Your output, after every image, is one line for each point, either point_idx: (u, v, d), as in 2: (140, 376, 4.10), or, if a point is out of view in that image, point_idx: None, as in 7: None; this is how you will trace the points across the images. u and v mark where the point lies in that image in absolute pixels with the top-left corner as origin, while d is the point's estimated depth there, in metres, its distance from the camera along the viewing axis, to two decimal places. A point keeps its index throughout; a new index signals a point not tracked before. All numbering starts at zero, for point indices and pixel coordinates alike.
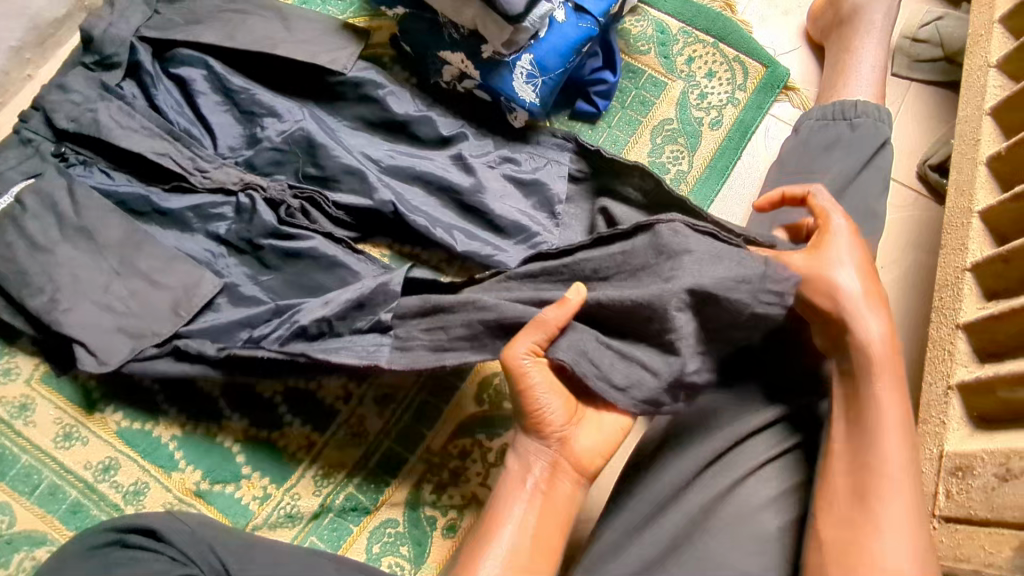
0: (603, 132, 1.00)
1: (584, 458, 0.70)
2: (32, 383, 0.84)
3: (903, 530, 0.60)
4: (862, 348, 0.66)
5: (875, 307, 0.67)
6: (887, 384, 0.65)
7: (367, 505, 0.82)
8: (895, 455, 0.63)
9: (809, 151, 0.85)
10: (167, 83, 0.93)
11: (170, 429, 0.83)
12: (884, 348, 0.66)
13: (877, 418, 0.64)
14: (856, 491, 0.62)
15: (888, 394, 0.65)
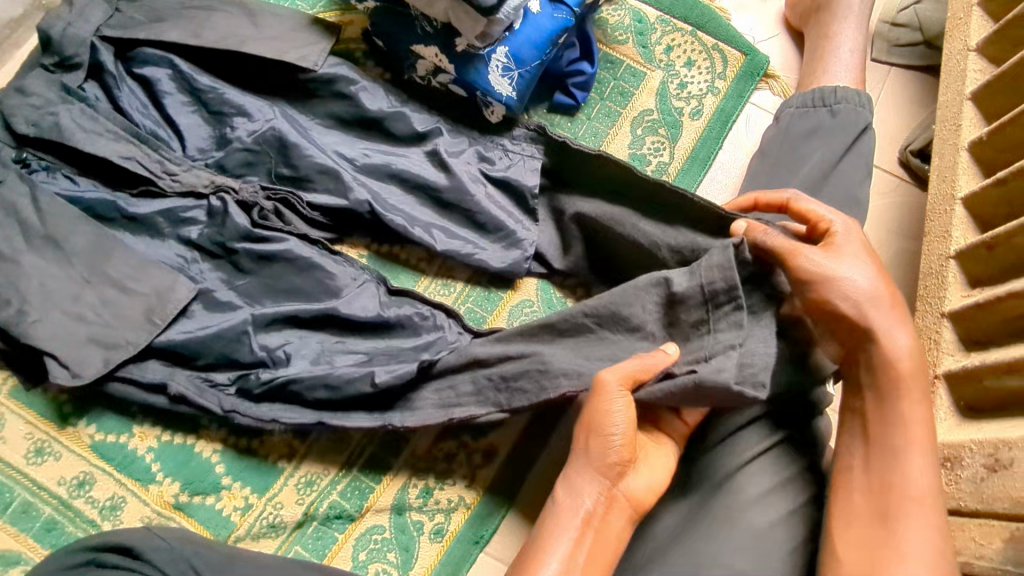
0: (583, 124, 0.98)
1: (641, 500, 0.66)
2: (0, 398, 0.81)
3: (926, 551, 0.59)
4: (888, 362, 0.64)
5: (897, 318, 0.65)
6: (912, 401, 0.64)
7: (352, 512, 0.80)
8: (921, 473, 0.62)
9: (790, 139, 0.84)
10: (131, 84, 0.90)
11: (146, 441, 0.81)
12: (911, 362, 0.64)
13: (903, 436, 0.63)
14: (880, 510, 0.61)
15: (915, 411, 0.64)
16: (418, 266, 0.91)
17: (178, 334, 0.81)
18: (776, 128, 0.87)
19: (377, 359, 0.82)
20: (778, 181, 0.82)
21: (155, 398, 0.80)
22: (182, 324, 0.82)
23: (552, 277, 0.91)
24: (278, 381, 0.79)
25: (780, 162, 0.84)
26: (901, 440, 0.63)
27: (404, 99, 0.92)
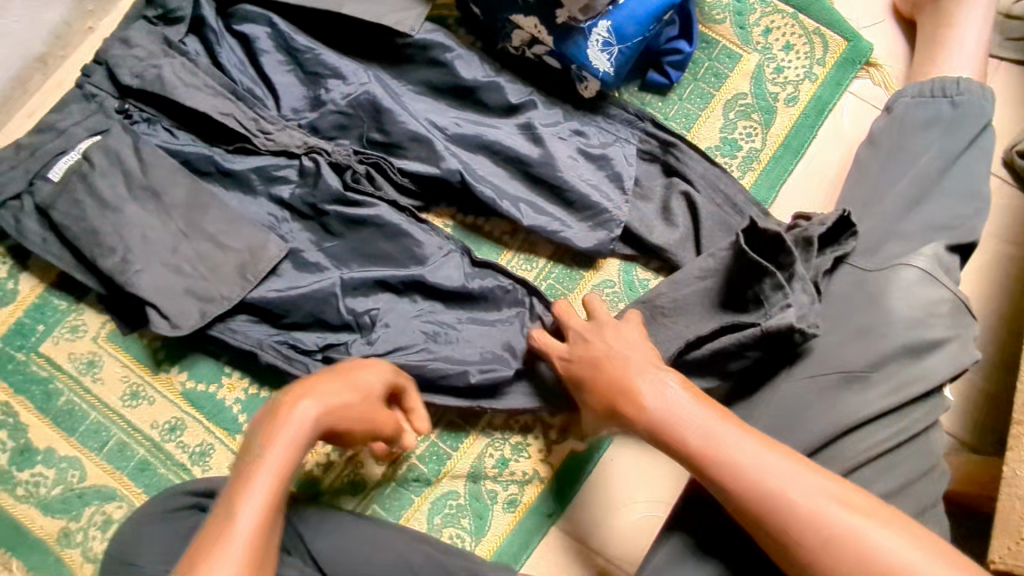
0: (674, 105, 0.96)
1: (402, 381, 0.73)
2: (99, 340, 0.84)
3: (842, 500, 0.57)
4: (653, 416, 0.66)
5: (639, 369, 0.69)
6: (699, 416, 0.64)
7: (429, 476, 0.82)
8: (763, 465, 0.60)
9: (905, 129, 0.84)
10: (230, 41, 0.90)
11: (234, 392, 0.84)
12: (674, 395, 0.66)
13: (718, 462, 0.61)
14: (796, 539, 0.57)
15: (700, 431, 0.63)
16: (499, 239, 0.91)
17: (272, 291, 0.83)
18: (887, 119, 0.86)
19: (462, 329, 0.83)
20: (890, 171, 0.82)
21: (247, 353, 0.82)
22: (276, 280, 0.83)
23: (637, 259, 0.91)
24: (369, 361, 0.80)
25: (893, 154, 0.83)
26: (723, 468, 0.61)
27: (499, 70, 0.91)
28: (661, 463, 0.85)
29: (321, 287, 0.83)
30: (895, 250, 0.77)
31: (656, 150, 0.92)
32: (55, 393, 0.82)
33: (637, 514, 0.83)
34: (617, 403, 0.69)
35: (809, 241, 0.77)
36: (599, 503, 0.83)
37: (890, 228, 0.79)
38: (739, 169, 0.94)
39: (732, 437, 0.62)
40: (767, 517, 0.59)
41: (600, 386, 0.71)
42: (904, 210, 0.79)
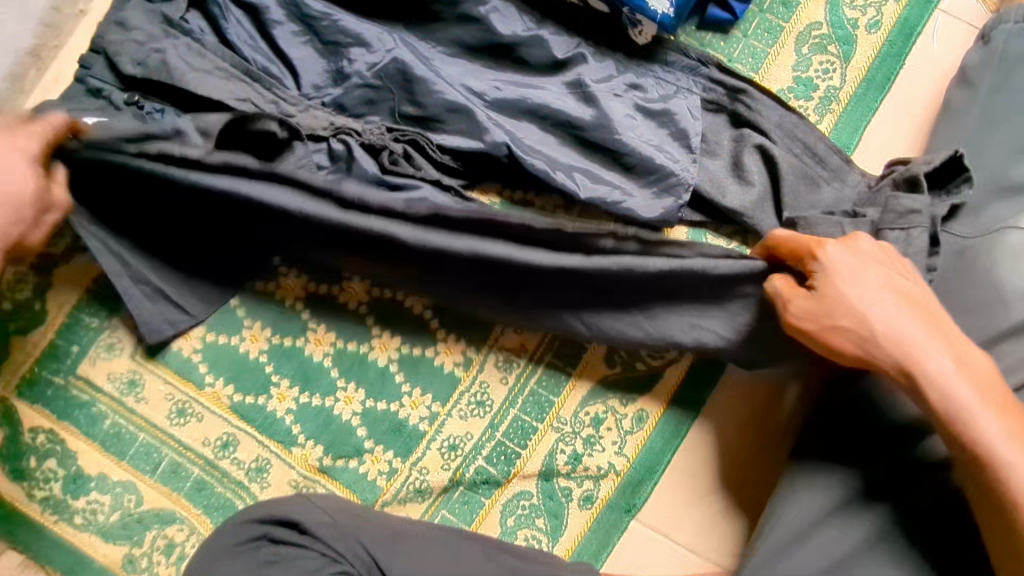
0: (738, 44, 0.85)
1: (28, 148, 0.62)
2: (138, 358, 0.79)
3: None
4: (941, 387, 0.57)
5: (934, 339, 0.58)
6: (996, 417, 0.56)
7: (498, 478, 0.77)
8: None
9: (1007, 66, 0.76)
10: (237, 14, 0.81)
11: (285, 402, 0.78)
12: (964, 379, 0.57)
13: (1009, 478, 0.54)
14: None
15: (996, 431, 0.55)
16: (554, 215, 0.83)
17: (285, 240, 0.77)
18: (985, 54, 0.78)
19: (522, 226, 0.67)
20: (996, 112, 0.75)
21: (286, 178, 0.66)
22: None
23: (707, 224, 0.82)
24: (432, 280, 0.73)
25: (995, 93, 0.76)
26: (1013, 484, 0.54)
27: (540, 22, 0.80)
28: (757, 441, 0.78)
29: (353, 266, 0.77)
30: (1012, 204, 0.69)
31: (726, 101, 0.81)
32: (99, 416, 0.78)
33: (720, 505, 0.77)
34: (893, 363, 0.59)
35: (913, 181, 0.69)
36: (684, 486, 0.78)
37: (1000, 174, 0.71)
38: (818, 111, 0.83)
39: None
40: None
41: (869, 330, 0.59)
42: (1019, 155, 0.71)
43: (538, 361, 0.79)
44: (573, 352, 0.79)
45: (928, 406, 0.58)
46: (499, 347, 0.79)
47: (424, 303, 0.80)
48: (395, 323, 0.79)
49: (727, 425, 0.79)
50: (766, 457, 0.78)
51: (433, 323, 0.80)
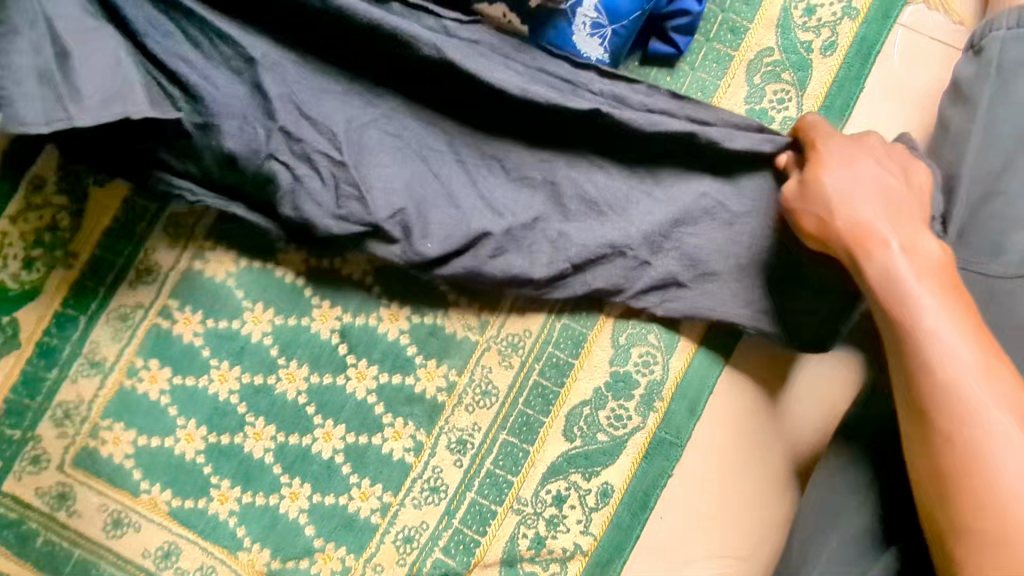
0: (685, 78, 0.78)
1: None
2: (66, 469, 0.74)
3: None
4: (885, 271, 0.58)
5: (901, 229, 0.60)
6: (941, 300, 0.54)
7: (458, 569, 0.73)
8: (984, 408, 0.49)
9: (1006, 80, 0.69)
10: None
11: (226, 504, 0.73)
12: (912, 263, 0.57)
13: (929, 379, 0.51)
14: (962, 472, 0.49)
15: (937, 332, 0.52)
16: (438, 290, 0.76)
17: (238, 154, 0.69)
18: (980, 72, 0.71)
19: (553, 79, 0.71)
20: (996, 137, 0.68)
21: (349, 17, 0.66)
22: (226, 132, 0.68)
23: None
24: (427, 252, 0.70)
25: (992, 112, 0.69)
26: (934, 372, 0.51)
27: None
28: (749, 490, 0.75)
29: (344, 192, 0.69)
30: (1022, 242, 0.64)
31: None
32: (30, 535, 0.73)
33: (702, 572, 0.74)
34: (854, 244, 0.61)
35: None
36: (667, 553, 0.74)
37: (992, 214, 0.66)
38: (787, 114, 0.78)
39: (967, 365, 0.50)
40: (943, 430, 0.50)
41: (837, 202, 0.62)
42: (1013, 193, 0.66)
43: (493, 439, 0.74)
44: (530, 427, 0.74)
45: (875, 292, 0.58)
46: (452, 427, 0.74)
47: (367, 386, 0.74)
48: (336, 411, 0.74)
49: (721, 470, 0.75)
50: (757, 504, 0.75)
51: (378, 408, 0.74)
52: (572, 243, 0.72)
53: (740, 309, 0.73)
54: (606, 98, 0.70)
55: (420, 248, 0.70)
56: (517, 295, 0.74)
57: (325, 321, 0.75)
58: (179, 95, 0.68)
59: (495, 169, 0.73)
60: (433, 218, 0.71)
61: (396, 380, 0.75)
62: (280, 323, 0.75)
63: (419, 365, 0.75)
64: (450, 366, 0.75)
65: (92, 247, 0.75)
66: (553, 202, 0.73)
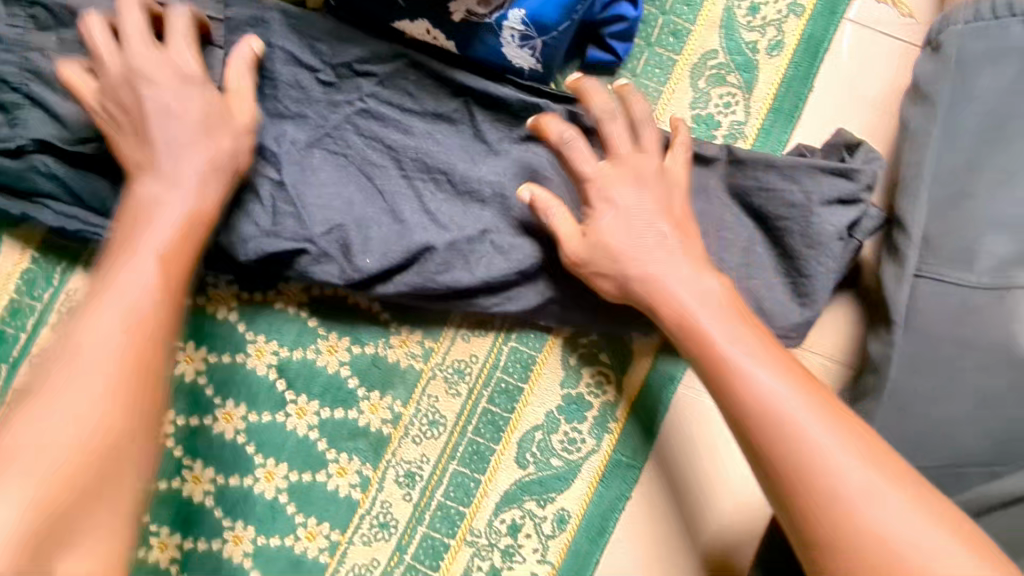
0: (627, 85, 0.76)
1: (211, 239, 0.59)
2: None
3: (905, 498, 0.47)
4: (682, 321, 0.59)
5: (689, 266, 0.62)
6: (727, 331, 0.57)
7: None
8: (805, 431, 0.50)
9: (965, 74, 0.64)
10: (38, 115, 0.66)
11: (167, 551, 0.70)
12: (701, 306, 0.59)
13: (767, 429, 0.51)
14: (796, 489, 0.49)
15: (756, 381, 0.53)
16: (377, 314, 0.73)
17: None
18: (938, 66, 0.66)
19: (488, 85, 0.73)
20: (956, 136, 0.64)
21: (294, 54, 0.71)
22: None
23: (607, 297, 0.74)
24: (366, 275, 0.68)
25: (955, 109, 0.64)
26: (744, 405, 0.52)
27: (407, 108, 0.72)
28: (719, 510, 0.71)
29: (282, 211, 0.68)
30: (997, 247, 0.59)
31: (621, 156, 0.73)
32: None
33: None
34: (654, 300, 0.61)
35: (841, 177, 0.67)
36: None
37: (962, 217, 0.61)
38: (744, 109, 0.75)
39: (791, 403, 0.51)
40: (770, 458, 0.50)
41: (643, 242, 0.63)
42: (987, 193, 0.61)
43: (443, 470, 0.72)
44: (480, 456, 0.72)
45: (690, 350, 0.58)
46: (399, 461, 0.72)
47: (308, 422, 0.72)
48: (278, 450, 0.71)
49: (686, 487, 0.72)
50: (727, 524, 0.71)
51: (320, 443, 0.71)
52: (526, 253, 0.69)
53: None
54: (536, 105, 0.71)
55: (359, 264, 0.68)
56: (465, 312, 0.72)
57: (261, 357, 0.72)
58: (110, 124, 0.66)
59: (444, 184, 0.71)
60: (372, 234, 0.69)
61: (339, 414, 0.72)
62: (214, 361, 0.72)
63: (362, 398, 0.72)
64: (394, 398, 0.72)
65: (9, 292, 0.72)
66: (504, 216, 0.71)
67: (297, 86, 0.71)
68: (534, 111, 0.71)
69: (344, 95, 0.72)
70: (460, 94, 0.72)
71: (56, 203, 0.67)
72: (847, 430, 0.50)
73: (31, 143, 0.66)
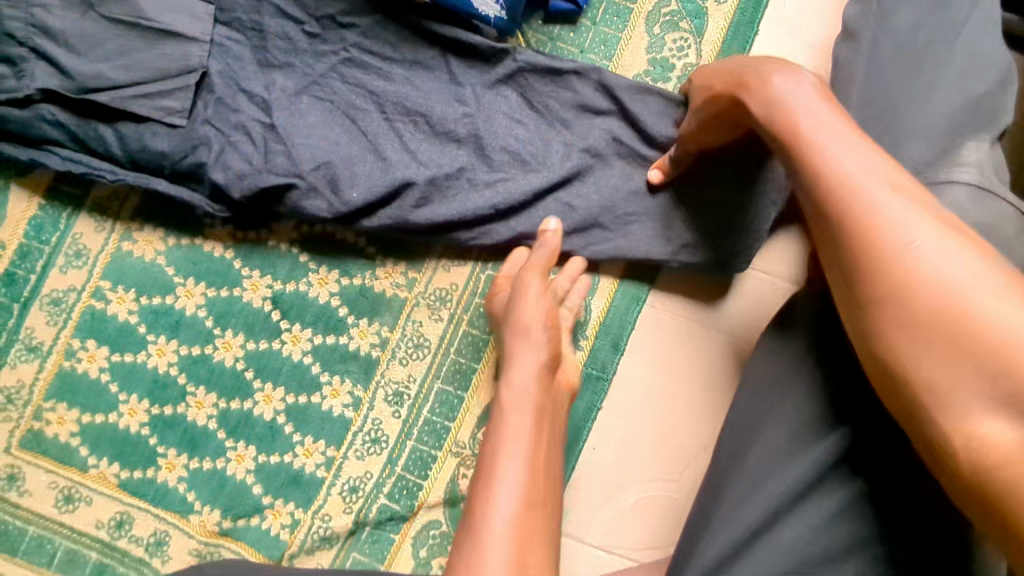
0: (588, 33, 0.82)
1: (572, 381, 0.70)
2: (13, 452, 0.76)
3: (980, 258, 0.43)
4: (768, 98, 0.56)
5: (772, 62, 0.59)
6: (812, 106, 0.53)
7: (404, 512, 0.76)
8: (880, 197, 0.46)
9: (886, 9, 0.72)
10: (44, 68, 0.71)
11: (175, 470, 0.76)
12: (789, 81, 0.56)
13: (836, 187, 0.48)
14: (862, 251, 0.46)
15: (832, 145, 0.50)
16: (362, 249, 0.79)
17: (177, 122, 0.73)
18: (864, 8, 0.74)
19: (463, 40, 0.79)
20: (881, 62, 0.69)
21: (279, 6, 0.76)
22: (169, 99, 0.73)
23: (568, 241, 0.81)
24: (354, 209, 0.74)
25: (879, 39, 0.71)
26: (818, 167, 0.50)
27: (387, 57, 0.78)
28: (686, 416, 0.79)
29: (272, 151, 0.74)
30: (917, 148, 0.63)
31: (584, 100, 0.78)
32: None
33: (641, 494, 0.78)
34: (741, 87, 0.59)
35: None
36: (608, 480, 0.78)
37: (884, 127, 0.65)
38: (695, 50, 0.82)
39: (868, 172, 0.47)
40: (839, 217, 0.47)
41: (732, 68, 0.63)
42: (909, 103, 0.65)
43: (429, 388, 0.78)
44: (463, 374, 0.78)
45: (772, 133, 0.55)
46: (388, 381, 0.78)
47: (302, 348, 0.78)
48: (275, 374, 0.77)
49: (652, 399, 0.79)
50: (690, 430, 0.79)
51: (314, 368, 0.77)
52: (497, 190, 0.75)
53: (656, 245, 0.77)
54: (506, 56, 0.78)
55: (346, 198, 0.74)
56: (445, 244, 0.78)
57: (256, 291, 0.78)
58: (112, 79, 0.72)
59: (422, 125, 0.77)
60: (358, 169, 0.75)
61: (330, 340, 0.78)
62: (212, 295, 0.78)
63: (352, 325, 0.78)
64: (381, 324, 0.78)
65: (19, 236, 0.77)
66: (477, 154, 0.77)
67: (285, 38, 0.77)
68: (503, 57, 0.78)
69: (329, 46, 0.77)
70: (436, 42, 0.78)
71: (61, 149, 0.73)
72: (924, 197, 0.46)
73: (37, 93, 0.71)
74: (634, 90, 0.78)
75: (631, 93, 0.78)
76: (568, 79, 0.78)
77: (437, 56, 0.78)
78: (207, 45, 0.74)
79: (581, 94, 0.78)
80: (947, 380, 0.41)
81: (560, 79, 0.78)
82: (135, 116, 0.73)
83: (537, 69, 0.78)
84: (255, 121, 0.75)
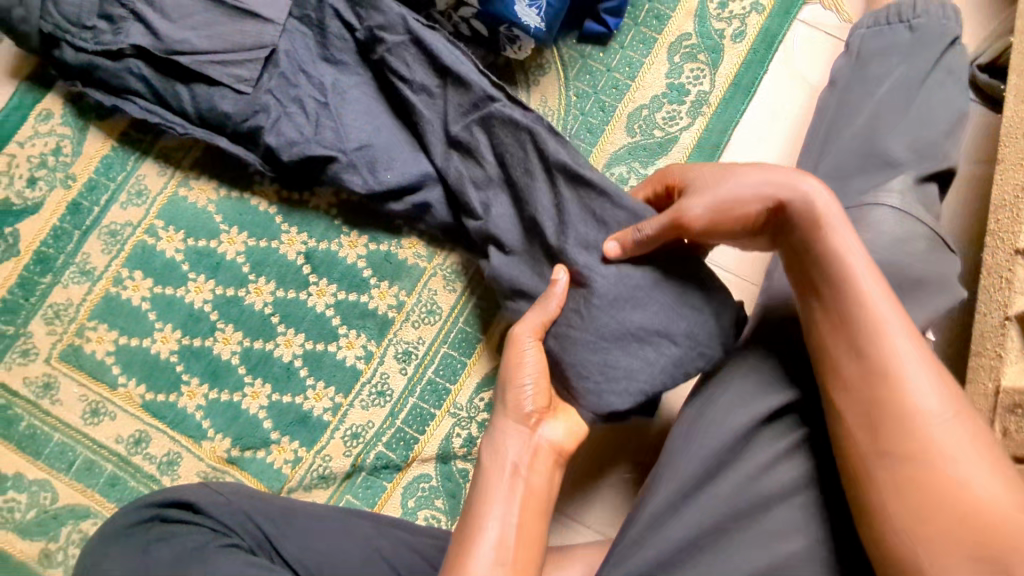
0: (615, 55, 0.92)
1: (564, 446, 0.66)
2: (52, 362, 0.83)
3: (991, 475, 0.51)
4: (810, 224, 0.59)
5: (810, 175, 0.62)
6: (863, 262, 0.58)
7: (398, 462, 0.83)
8: (916, 384, 0.53)
9: (871, 61, 0.80)
10: (139, 29, 0.82)
11: (194, 398, 0.83)
12: (843, 223, 0.59)
13: (880, 355, 0.55)
14: (891, 420, 0.53)
15: (885, 326, 0.55)
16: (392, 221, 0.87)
17: (244, 89, 0.82)
18: (854, 60, 0.82)
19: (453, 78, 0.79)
20: (876, 102, 0.77)
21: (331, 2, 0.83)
22: (240, 68, 0.82)
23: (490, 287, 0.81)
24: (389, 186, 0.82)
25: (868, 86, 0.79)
26: (859, 325, 0.56)
27: None
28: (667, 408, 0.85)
29: (323, 124, 0.83)
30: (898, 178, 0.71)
31: (530, 167, 0.75)
32: (15, 418, 0.82)
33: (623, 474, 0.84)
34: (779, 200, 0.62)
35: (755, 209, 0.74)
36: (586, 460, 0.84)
37: (873, 160, 0.73)
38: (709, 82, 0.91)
39: (909, 354, 0.54)
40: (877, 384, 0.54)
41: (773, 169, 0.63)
42: (897, 140, 0.73)
43: (435, 351, 0.85)
44: (468, 342, 0.85)
45: (808, 268, 0.60)
46: (399, 340, 0.85)
47: (326, 301, 0.85)
48: (298, 321, 0.85)
49: None
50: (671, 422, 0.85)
51: (335, 320, 0.85)
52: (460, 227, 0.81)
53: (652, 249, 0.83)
54: (481, 107, 0.78)
55: (380, 176, 0.82)
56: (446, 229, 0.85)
57: (292, 245, 0.86)
58: (194, 46, 0.82)
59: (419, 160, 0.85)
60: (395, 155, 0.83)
61: (353, 297, 0.85)
62: (252, 244, 0.86)
63: (373, 286, 0.86)
64: (400, 288, 0.86)
65: (89, 172, 0.86)
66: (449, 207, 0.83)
67: (342, 38, 0.84)
68: (484, 103, 0.78)
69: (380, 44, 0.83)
70: (440, 71, 0.80)
71: (140, 99, 0.83)
72: (946, 382, 0.54)
73: (129, 48, 0.82)
74: (574, 170, 0.73)
75: (572, 174, 0.73)
76: (522, 139, 0.76)
77: (440, 85, 0.80)
78: (280, 27, 0.84)
79: (529, 157, 0.75)
80: (943, 551, 0.50)
81: (515, 134, 0.76)
82: (208, 79, 0.83)
83: (502, 122, 0.77)
84: (312, 94, 0.84)
